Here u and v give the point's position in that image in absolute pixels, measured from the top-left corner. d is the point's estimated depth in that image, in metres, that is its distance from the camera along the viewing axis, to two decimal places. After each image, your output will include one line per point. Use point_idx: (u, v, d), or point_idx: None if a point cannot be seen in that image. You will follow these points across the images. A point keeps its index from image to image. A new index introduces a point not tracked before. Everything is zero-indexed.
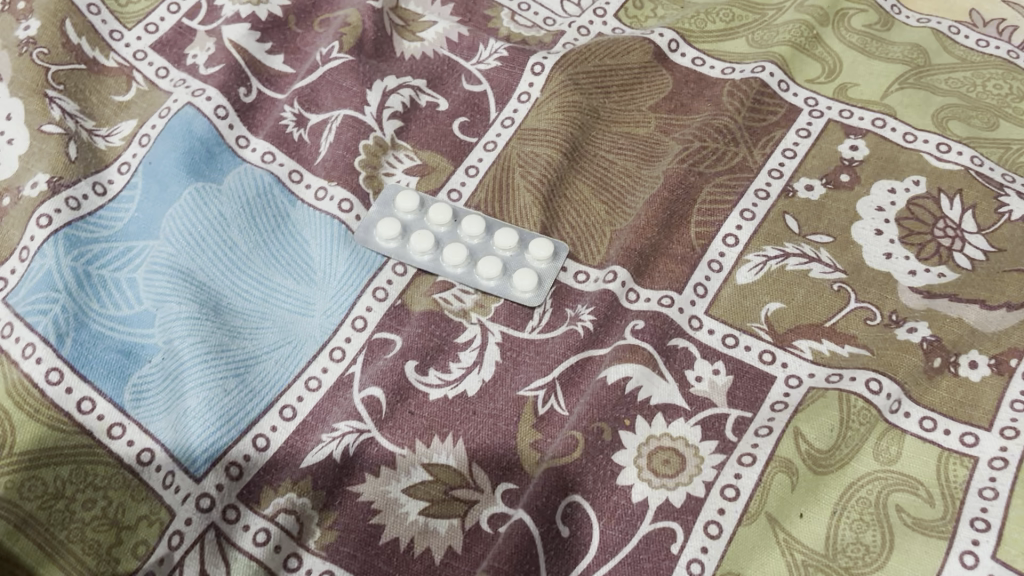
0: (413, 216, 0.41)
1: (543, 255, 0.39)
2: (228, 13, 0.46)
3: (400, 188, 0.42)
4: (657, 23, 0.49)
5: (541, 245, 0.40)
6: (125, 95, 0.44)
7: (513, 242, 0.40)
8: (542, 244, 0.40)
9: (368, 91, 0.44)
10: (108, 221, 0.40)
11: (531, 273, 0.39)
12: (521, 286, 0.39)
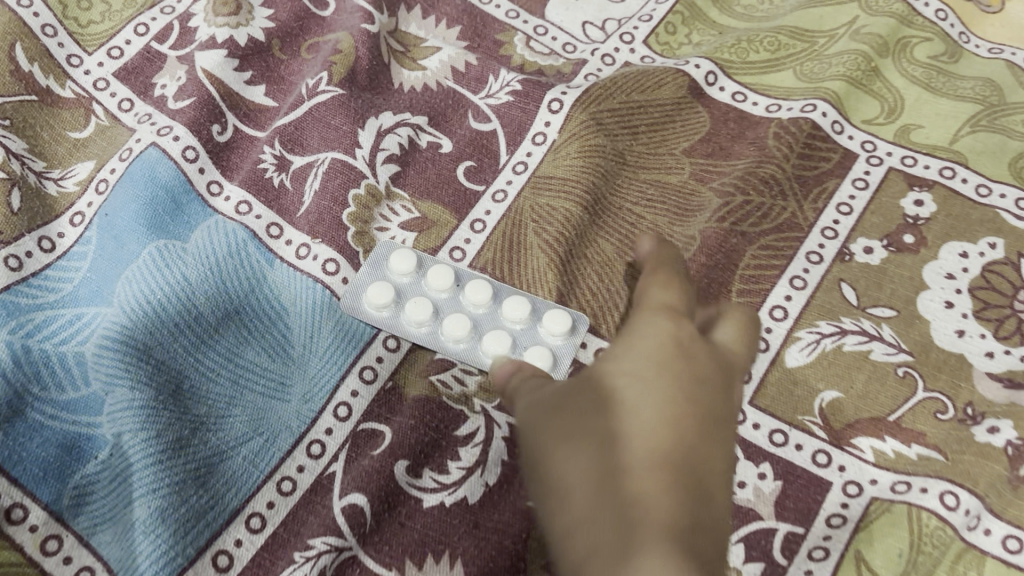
0: (411, 280, 0.36)
1: (559, 330, 0.34)
2: (203, 37, 0.40)
3: (394, 246, 0.36)
4: (691, 51, 0.43)
5: (554, 319, 0.34)
6: (82, 131, 0.38)
7: (523, 314, 0.34)
8: (558, 316, 0.34)
9: (361, 131, 0.38)
10: (54, 283, 0.34)
11: (545, 351, 0.33)
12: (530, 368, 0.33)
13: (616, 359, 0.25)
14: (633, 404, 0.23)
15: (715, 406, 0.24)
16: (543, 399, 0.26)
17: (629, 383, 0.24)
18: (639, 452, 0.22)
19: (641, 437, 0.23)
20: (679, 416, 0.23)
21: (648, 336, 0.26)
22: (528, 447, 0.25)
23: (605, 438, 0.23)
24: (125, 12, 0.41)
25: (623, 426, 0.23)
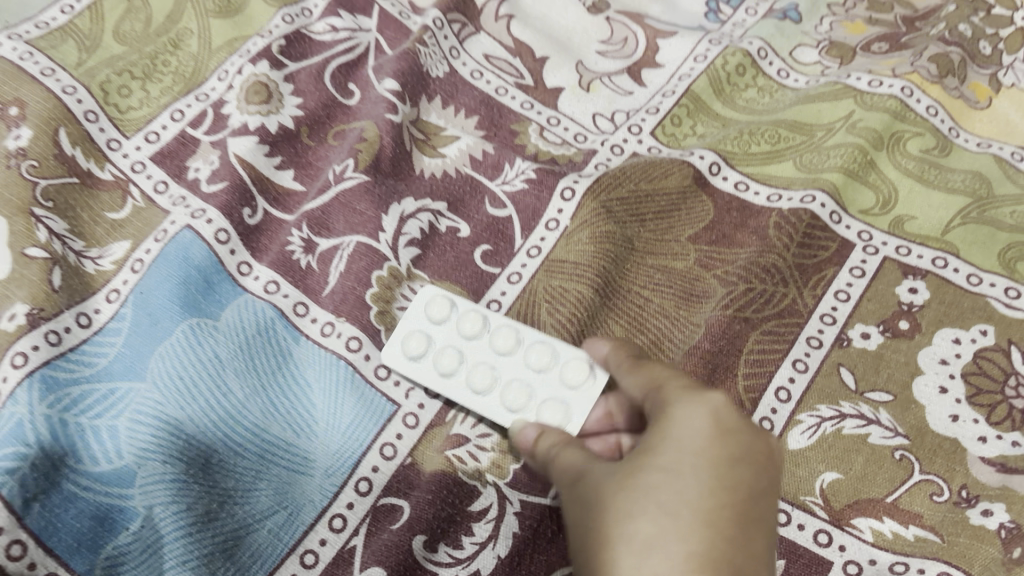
0: (445, 325, 0.38)
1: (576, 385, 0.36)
2: (235, 123, 0.43)
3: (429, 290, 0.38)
4: (696, 143, 0.46)
5: (576, 370, 0.36)
6: (119, 212, 0.40)
7: (548, 364, 0.36)
8: (576, 371, 0.36)
9: (384, 216, 0.41)
10: (90, 357, 0.36)
11: (561, 407, 0.35)
12: (546, 422, 0.35)
13: (648, 451, 0.28)
14: (670, 505, 0.26)
15: (748, 487, 0.27)
16: (587, 481, 0.29)
17: (666, 473, 0.27)
18: (680, 558, 0.25)
19: (679, 541, 0.26)
20: (716, 511, 0.26)
21: (677, 414, 0.28)
22: (579, 536, 0.28)
23: (649, 537, 0.26)
24: (163, 99, 0.44)
25: (667, 523, 0.26)
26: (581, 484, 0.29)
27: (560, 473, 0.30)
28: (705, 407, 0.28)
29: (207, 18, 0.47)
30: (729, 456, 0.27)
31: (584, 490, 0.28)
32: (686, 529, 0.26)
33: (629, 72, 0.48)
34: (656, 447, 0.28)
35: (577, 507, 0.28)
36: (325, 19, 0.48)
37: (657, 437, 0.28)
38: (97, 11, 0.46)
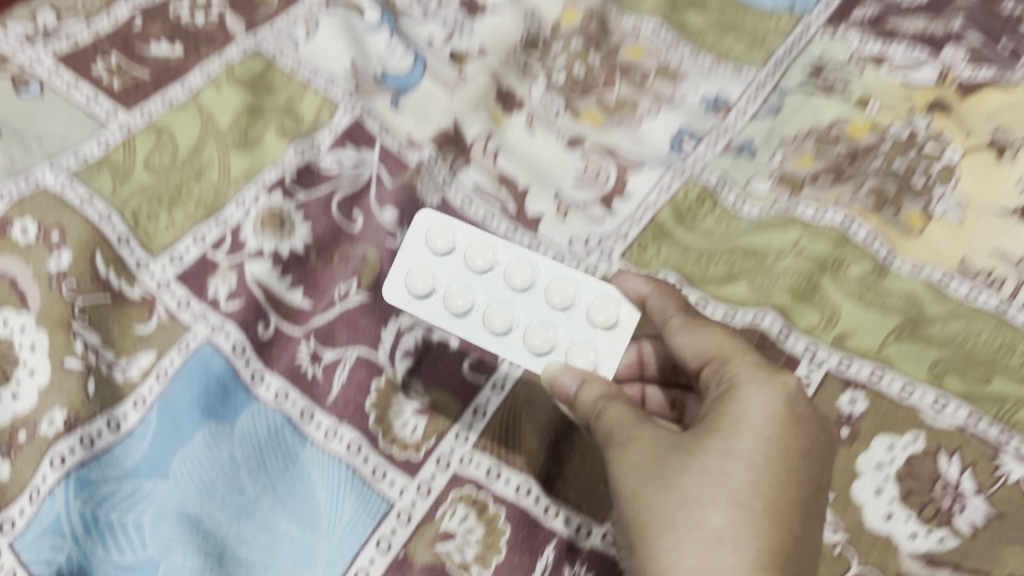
0: (453, 255, 0.44)
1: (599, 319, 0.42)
2: (251, 248, 0.48)
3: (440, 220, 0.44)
4: (661, 265, 0.52)
5: (595, 310, 0.43)
6: (146, 326, 0.45)
7: (567, 306, 0.43)
8: (598, 307, 0.42)
9: (383, 330, 0.46)
10: (119, 458, 0.41)
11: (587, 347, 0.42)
12: (574, 360, 0.42)
13: (722, 422, 0.36)
14: (752, 468, 0.34)
15: (802, 468, 0.35)
16: (655, 441, 0.36)
17: (738, 447, 0.35)
18: (751, 515, 0.34)
19: (754, 501, 0.34)
20: (783, 481, 0.35)
21: (749, 396, 0.36)
22: (650, 476, 0.35)
23: (718, 494, 0.34)
24: (187, 223, 0.49)
25: (735, 487, 0.34)
26: (646, 445, 0.36)
27: (613, 429, 0.38)
28: (772, 393, 0.36)
29: (228, 151, 0.52)
30: (788, 437, 0.36)
31: (653, 450, 0.36)
32: (746, 491, 0.34)
33: (600, 201, 0.55)
34: (729, 423, 0.36)
35: (639, 458, 0.36)
36: (334, 151, 0.54)
37: (731, 412, 0.36)
38: (130, 144, 0.52)
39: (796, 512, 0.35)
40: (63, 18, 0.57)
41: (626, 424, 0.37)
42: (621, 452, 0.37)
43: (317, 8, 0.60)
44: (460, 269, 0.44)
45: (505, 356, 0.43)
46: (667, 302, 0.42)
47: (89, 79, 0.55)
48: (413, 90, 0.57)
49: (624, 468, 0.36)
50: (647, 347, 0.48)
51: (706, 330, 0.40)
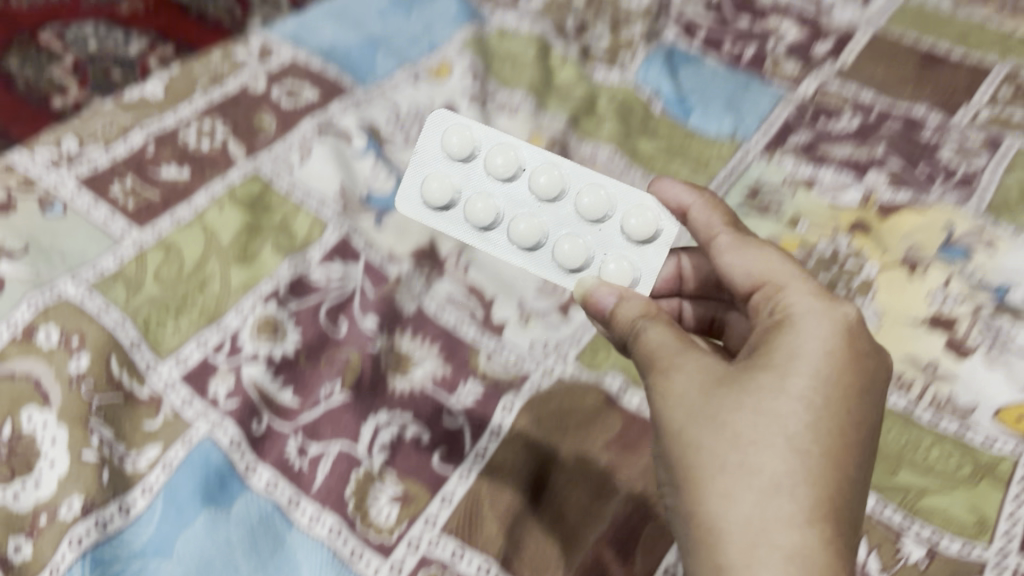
0: (475, 161, 0.51)
1: (635, 231, 0.48)
2: (248, 352, 0.55)
3: (461, 124, 0.51)
4: (610, 367, 0.58)
5: (624, 220, 0.48)
6: (153, 423, 0.51)
7: (598, 219, 0.49)
8: (637, 219, 0.48)
9: (362, 426, 0.52)
10: (129, 540, 0.47)
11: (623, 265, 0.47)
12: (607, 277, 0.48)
13: (778, 357, 0.36)
14: (806, 403, 0.35)
15: (861, 404, 0.36)
16: (702, 380, 0.36)
17: (797, 389, 0.35)
18: (805, 455, 0.33)
19: (810, 442, 0.34)
20: (839, 421, 0.35)
21: (807, 330, 0.37)
22: (692, 410, 0.36)
23: (773, 438, 0.34)
24: (191, 329, 0.56)
25: (793, 428, 0.34)
26: (690, 379, 0.36)
27: (655, 358, 0.38)
28: (830, 326, 0.37)
29: (229, 264, 0.59)
30: (848, 371, 0.36)
31: (700, 388, 0.36)
32: (804, 436, 0.34)
33: (558, 309, 0.61)
34: (793, 362, 0.36)
35: (686, 398, 0.36)
36: (323, 264, 0.61)
37: (789, 344, 0.37)
38: (141, 259, 0.59)
39: (854, 452, 0.35)
40: (86, 146, 0.65)
41: (667, 350, 0.38)
42: (664, 384, 0.37)
43: (310, 137, 0.70)
44: (485, 176, 0.51)
45: (534, 264, 0.50)
46: (722, 222, 0.46)
47: (107, 200, 0.62)
48: (394, 209, 0.66)
49: (666, 400, 0.37)
50: (685, 262, 0.54)
51: (754, 251, 0.43)
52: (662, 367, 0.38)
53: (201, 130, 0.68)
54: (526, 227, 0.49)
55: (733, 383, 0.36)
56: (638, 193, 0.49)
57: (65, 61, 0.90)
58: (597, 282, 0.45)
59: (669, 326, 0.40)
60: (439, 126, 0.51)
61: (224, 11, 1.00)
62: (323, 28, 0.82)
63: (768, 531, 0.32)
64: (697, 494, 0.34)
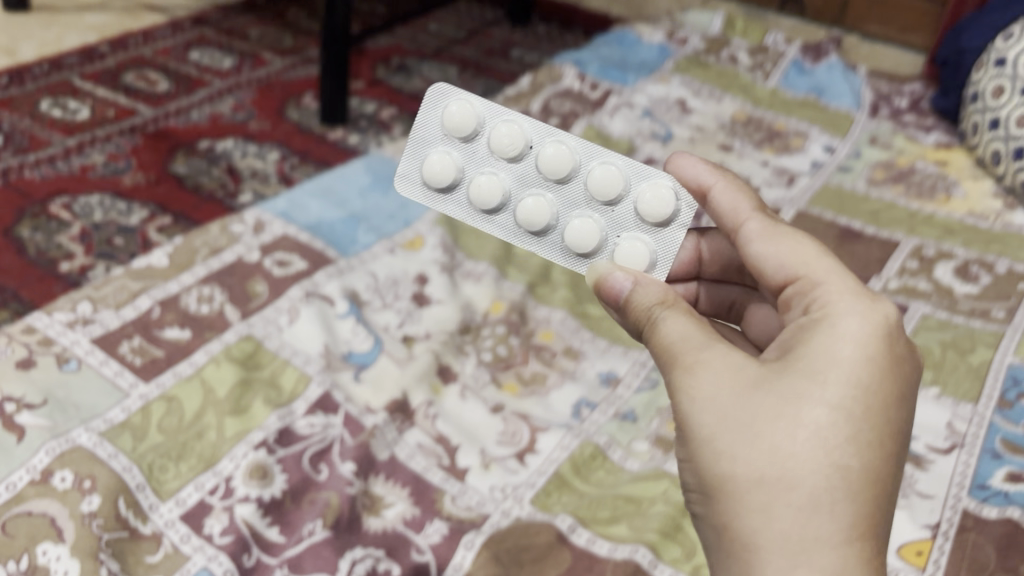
0: (481, 140, 0.58)
1: (650, 213, 0.55)
2: (240, 493, 0.62)
3: (465, 102, 0.57)
4: (560, 509, 0.65)
5: (639, 198, 0.55)
6: (154, 556, 0.58)
7: (612, 198, 0.56)
8: (650, 201, 0.54)
9: (340, 559, 0.59)
10: None
11: (638, 245, 0.54)
12: (626, 258, 0.54)
13: (818, 362, 0.40)
14: (844, 414, 0.38)
15: (895, 405, 0.40)
16: (731, 385, 0.40)
17: (833, 402, 0.39)
18: (844, 466, 0.37)
19: (849, 453, 0.38)
20: (874, 429, 0.39)
21: (843, 334, 0.41)
22: (730, 416, 0.39)
23: (812, 452, 0.37)
24: (189, 473, 0.63)
25: (835, 441, 0.38)
26: (718, 381, 0.40)
27: (682, 358, 0.42)
28: (868, 329, 0.41)
29: (224, 416, 0.67)
30: (882, 375, 0.40)
31: (730, 394, 0.40)
32: (844, 449, 0.38)
33: (515, 456, 0.69)
34: (831, 368, 0.40)
35: (717, 403, 0.40)
36: (307, 416, 0.69)
37: (827, 348, 0.40)
38: (146, 411, 0.67)
39: (888, 456, 0.39)
40: (99, 310, 0.77)
41: (696, 351, 0.42)
42: (693, 386, 0.41)
43: (297, 302, 0.79)
44: (493, 154, 0.58)
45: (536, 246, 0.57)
46: (752, 209, 0.51)
47: (116, 358, 0.72)
48: (372, 365, 0.75)
49: (694, 401, 0.40)
50: (704, 246, 0.60)
51: (788, 242, 0.47)
52: (689, 368, 0.41)
53: (200, 296, 0.80)
54: (534, 206, 0.56)
55: (772, 390, 0.39)
56: (652, 171, 0.56)
57: (72, 229, 0.99)
58: (609, 269, 0.50)
59: (695, 325, 0.44)
60: (441, 104, 0.58)
61: (216, 185, 1.11)
62: (310, 205, 0.95)
63: (808, 551, 0.36)
64: (732, 505, 0.38)
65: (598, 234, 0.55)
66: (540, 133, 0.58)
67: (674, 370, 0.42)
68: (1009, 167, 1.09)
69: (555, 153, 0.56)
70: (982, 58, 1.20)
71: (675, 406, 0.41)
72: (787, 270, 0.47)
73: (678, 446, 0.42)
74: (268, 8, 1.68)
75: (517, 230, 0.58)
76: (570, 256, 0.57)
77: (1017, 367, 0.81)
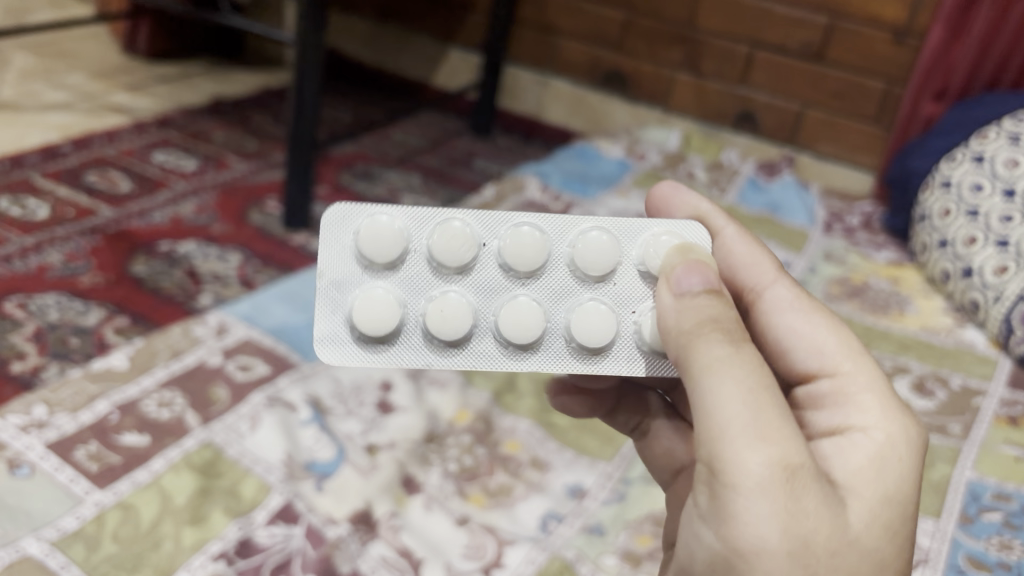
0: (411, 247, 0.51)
1: (661, 231, 0.52)
2: None
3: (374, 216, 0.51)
4: None
5: (665, 254, 0.50)
6: None
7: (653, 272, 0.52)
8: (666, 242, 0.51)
9: None
10: None
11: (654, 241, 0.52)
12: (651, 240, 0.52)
13: (879, 498, 0.44)
14: (895, 543, 0.43)
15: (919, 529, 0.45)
16: (820, 520, 0.40)
17: (892, 547, 0.43)
18: None
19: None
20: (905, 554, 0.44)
21: (900, 475, 0.45)
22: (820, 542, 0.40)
23: None
24: None
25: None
26: (816, 518, 0.40)
27: (771, 462, 0.39)
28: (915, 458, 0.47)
29: (182, 526, 0.67)
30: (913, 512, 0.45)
31: (826, 542, 0.40)
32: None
33: (481, 571, 0.66)
34: (890, 511, 0.44)
35: (812, 550, 0.39)
36: (267, 526, 0.68)
37: (889, 486, 0.45)
38: (101, 519, 0.66)
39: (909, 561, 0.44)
40: (55, 414, 0.76)
41: (788, 471, 0.39)
42: (791, 515, 0.39)
43: (260, 408, 0.79)
44: (436, 272, 0.51)
45: (533, 365, 0.51)
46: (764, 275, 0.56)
47: (72, 463, 0.71)
48: (334, 474, 0.73)
49: (786, 525, 0.39)
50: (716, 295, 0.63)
51: (816, 328, 0.53)
52: (795, 482, 0.39)
53: (161, 400, 0.79)
54: (447, 317, 0.49)
55: (846, 522, 0.41)
56: (638, 227, 0.53)
57: (26, 329, 0.97)
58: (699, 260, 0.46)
59: (777, 417, 0.40)
60: (349, 228, 0.51)
61: (177, 287, 1.10)
62: (274, 308, 0.95)
63: None
64: None
65: (611, 335, 0.50)
66: (487, 224, 0.52)
67: (773, 479, 0.39)
68: (957, 285, 1.12)
69: (451, 233, 0.50)
70: (928, 180, 1.25)
71: (762, 521, 0.39)
72: (825, 362, 0.51)
73: (725, 556, 0.40)
74: (233, 113, 1.70)
75: (503, 350, 0.51)
76: (512, 358, 0.51)
77: (975, 482, 0.82)
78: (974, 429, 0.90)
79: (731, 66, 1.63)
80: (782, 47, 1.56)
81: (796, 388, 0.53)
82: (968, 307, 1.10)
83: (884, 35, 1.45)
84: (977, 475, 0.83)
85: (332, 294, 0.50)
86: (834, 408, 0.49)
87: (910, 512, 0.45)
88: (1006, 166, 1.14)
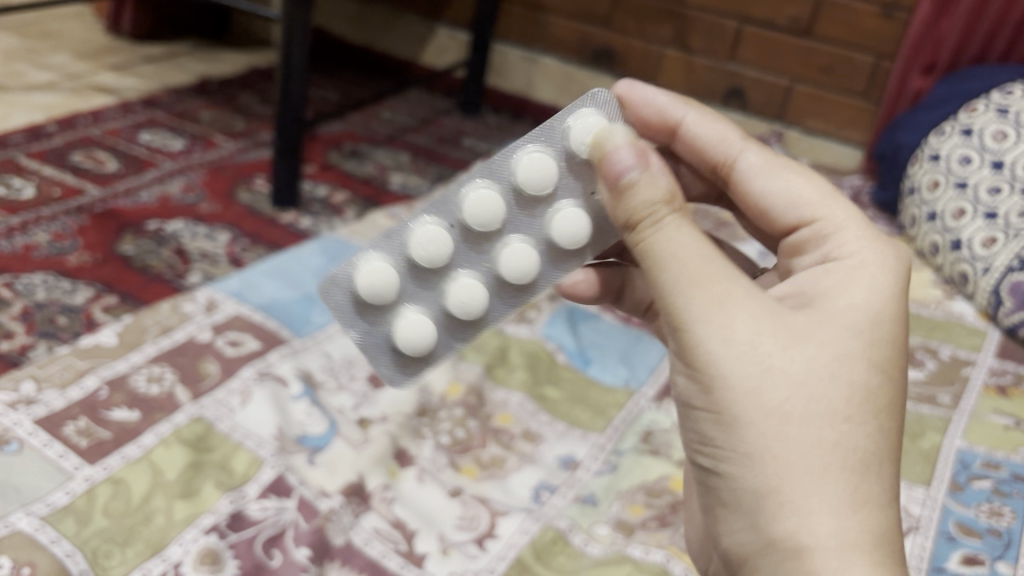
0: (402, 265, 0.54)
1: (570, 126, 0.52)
2: None
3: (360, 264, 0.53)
4: None
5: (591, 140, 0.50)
6: None
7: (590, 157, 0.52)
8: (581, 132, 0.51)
9: None
10: None
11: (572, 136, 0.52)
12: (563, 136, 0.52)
13: (840, 308, 0.45)
14: (866, 341, 0.44)
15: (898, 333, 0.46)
16: (764, 326, 0.42)
17: (866, 346, 0.44)
18: (866, 383, 0.43)
19: (868, 374, 0.43)
20: (884, 354, 0.44)
21: (866, 286, 0.46)
22: (768, 344, 0.42)
23: (835, 389, 0.42)
24: (136, 559, 0.62)
25: (862, 377, 0.43)
26: (756, 325, 0.42)
27: (709, 291, 0.42)
28: (882, 269, 0.47)
29: (173, 500, 0.67)
30: (888, 315, 0.46)
31: (776, 342, 0.42)
32: (865, 378, 0.43)
33: (473, 542, 0.66)
34: (858, 319, 0.44)
35: (760, 349, 0.42)
36: (259, 500, 0.67)
37: (853, 297, 0.46)
38: (92, 493, 0.66)
39: (894, 359, 0.45)
40: (43, 390, 0.75)
41: (722, 295, 0.42)
42: (728, 323, 0.42)
43: (250, 383, 0.79)
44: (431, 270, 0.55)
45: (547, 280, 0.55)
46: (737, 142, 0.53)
47: (61, 439, 0.71)
48: (327, 448, 0.73)
49: (728, 336, 0.42)
50: None
51: (792, 183, 0.51)
52: (723, 298, 0.42)
53: (150, 375, 0.79)
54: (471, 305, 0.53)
55: (800, 327, 0.43)
56: (541, 130, 0.53)
57: (13, 308, 0.96)
58: (615, 144, 0.46)
59: (704, 257, 0.43)
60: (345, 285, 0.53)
61: (165, 265, 1.09)
62: (264, 285, 0.95)
63: (852, 451, 0.42)
64: (762, 427, 0.41)
65: (587, 220, 0.53)
66: (433, 207, 0.54)
67: (702, 299, 0.42)
68: (947, 257, 1.12)
69: (429, 240, 0.53)
70: (917, 153, 1.25)
71: (705, 340, 0.42)
72: (804, 211, 0.50)
73: (694, 381, 0.43)
74: (219, 93, 1.68)
75: (518, 290, 0.55)
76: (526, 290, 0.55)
77: (965, 451, 0.82)
78: (964, 399, 0.90)
79: (721, 42, 1.63)
80: (772, 24, 1.56)
81: (784, 239, 0.52)
82: (957, 279, 1.10)
83: (872, 9, 1.45)
84: (967, 444, 0.83)
85: (368, 340, 0.54)
86: (818, 250, 0.50)
87: (884, 316, 0.45)
88: (994, 139, 1.14)
